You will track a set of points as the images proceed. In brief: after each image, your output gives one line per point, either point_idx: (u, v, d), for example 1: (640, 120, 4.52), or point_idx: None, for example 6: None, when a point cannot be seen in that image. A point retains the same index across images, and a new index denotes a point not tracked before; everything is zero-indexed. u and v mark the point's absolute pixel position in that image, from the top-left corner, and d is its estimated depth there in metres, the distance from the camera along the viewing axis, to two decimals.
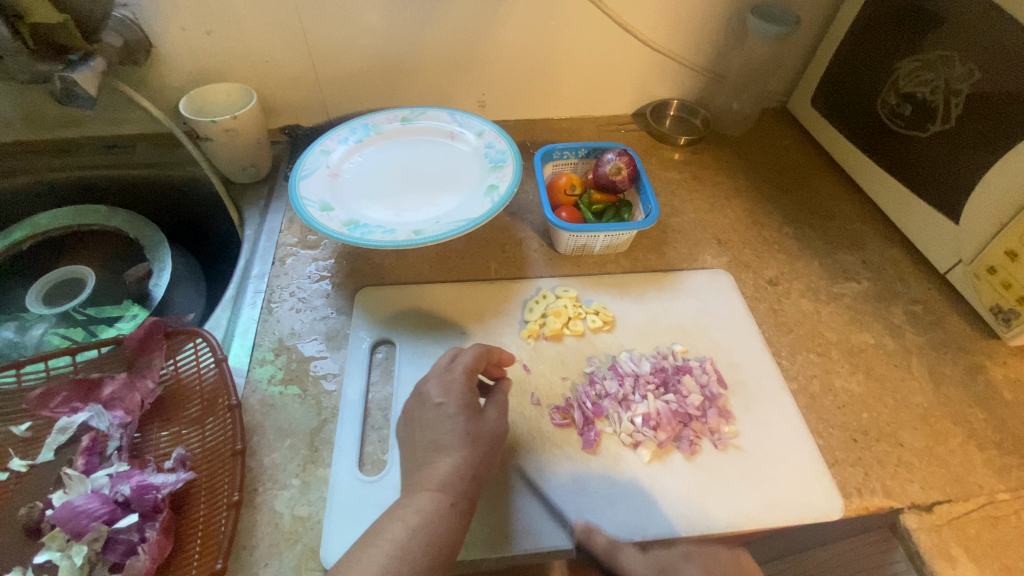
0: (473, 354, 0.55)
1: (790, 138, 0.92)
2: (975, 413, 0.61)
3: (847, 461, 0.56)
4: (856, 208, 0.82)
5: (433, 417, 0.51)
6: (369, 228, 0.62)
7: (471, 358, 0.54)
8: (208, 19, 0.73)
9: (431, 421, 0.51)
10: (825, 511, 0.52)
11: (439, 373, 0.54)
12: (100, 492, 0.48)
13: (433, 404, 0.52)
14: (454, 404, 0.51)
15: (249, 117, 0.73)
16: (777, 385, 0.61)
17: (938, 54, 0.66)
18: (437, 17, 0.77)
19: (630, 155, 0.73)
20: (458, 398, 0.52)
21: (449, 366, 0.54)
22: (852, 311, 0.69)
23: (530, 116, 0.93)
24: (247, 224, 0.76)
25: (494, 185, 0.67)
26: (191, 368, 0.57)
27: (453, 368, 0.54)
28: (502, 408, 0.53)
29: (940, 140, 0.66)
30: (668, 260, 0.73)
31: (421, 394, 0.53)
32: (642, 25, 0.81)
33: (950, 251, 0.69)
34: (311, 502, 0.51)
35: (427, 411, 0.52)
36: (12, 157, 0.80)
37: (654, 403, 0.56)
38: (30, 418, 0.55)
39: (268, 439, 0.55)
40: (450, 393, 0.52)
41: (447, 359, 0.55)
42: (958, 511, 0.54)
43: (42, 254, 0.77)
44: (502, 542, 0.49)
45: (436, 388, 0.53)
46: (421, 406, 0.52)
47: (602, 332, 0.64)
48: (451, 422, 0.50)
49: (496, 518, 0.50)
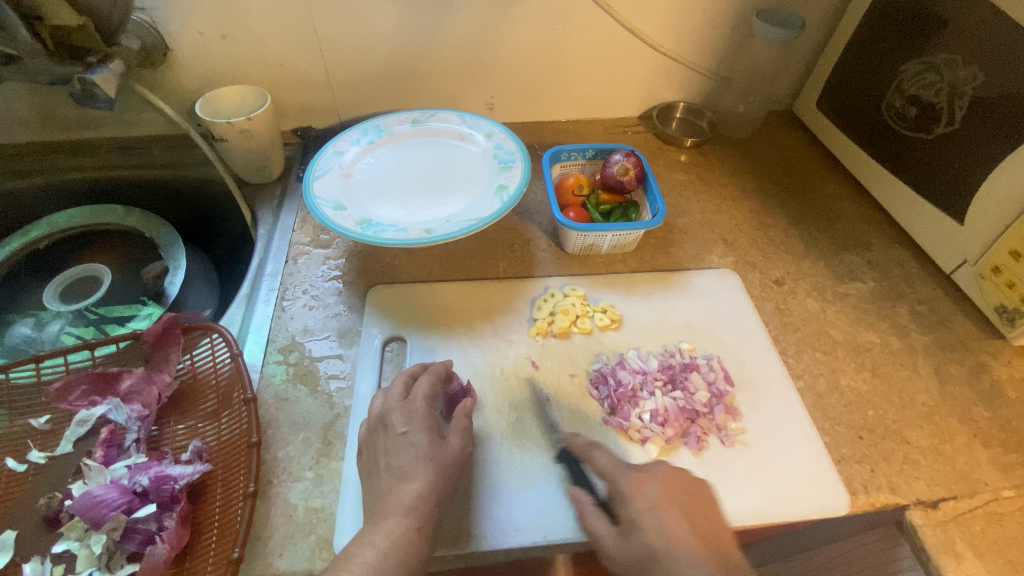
0: (427, 382, 0.55)
1: (795, 140, 0.93)
2: (981, 412, 0.61)
3: (853, 458, 0.57)
4: (862, 209, 0.82)
5: (394, 446, 0.50)
6: (381, 227, 0.63)
7: (427, 387, 0.54)
8: (223, 23, 0.74)
9: (395, 449, 0.50)
10: (832, 507, 0.53)
11: (398, 402, 0.53)
12: (119, 482, 0.49)
13: (397, 433, 0.51)
14: (418, 430, 0.51)
15: (263, 118, 0.74)
16: (784, 383, 0.61)
17: (942, 57, 0.66)
18: (447, 21, 0.78)
19: (637, 156, 0.74)
20: (421, 424, 0.52)
21: (407, 396, 0.54)
22: (857, 310, 0.70)
23: (538, 118, 0.94)
24: (260, 224, 0.78)
25: (504, 185, 0.68)
26: (208, 363, 0.58)
27: (413, 397, 0.53)
28: (464, 433, 0.53)
29: (945, 142, 0.67)
30: (675, 260, 0.74)
31: (384, 422, 0.52)
32: (650, 29, 0.83)
33: (955, 251, 0.70)
34: (325, 494, 0.52)
35: (391, 440, 0.51)
36: (29, 158, 0.81)
37: (662, 400, 0.57)
38: (49, 410, 0.56)
39: (283, 432, 0.56)
40: (411, 421, 0.52)
41: (404, 388, 0.55)
42: (963, 508, 0.54)
43: (59, 252, 0.79)
44: (473, 540, 0.49)
45: (399, 418, 0.52)
46: (386, 434, 0.51)
47: (610, 330, 0.65)
48: (414, 451, 0.50)
49: (460, 517, 0.51)
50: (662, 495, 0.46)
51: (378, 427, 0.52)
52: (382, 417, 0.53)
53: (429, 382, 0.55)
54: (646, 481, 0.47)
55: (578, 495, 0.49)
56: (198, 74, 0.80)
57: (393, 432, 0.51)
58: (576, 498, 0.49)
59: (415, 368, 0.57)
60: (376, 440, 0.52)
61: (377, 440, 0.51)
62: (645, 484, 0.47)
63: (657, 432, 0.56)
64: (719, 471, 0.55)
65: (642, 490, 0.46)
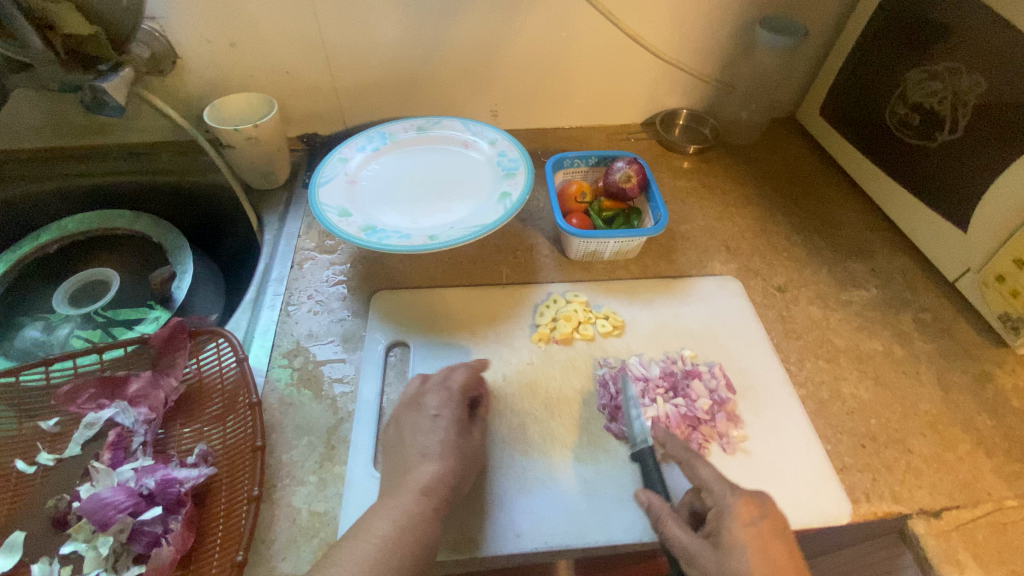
0: (464, 374, 0.57)
1: (799, 147, 0.93)
2: (985, 420, 0.61)
3: (855, 466, 0.57)
4: (865, 217, 0.82)
5: (421, 424, 0.53)
6: (386, 233, 0.64)
7: (463, 377, 0.57)
8: (231, 31, 0.75)
9: (419, 427, 0.53)
10: (833, 516, 0.53)
11: (434, 388, 0.56)
12: (126, 485, 0.49)
13: (428, 416, 0.54)
14: (449, 417, 0.54)
15: (270, 125, 0.75)
16: (786, 391, 0.61)
17: (945, 65, 0.67)
18: (452, 29, 0.79)
19: (640, 163, 0.74)
20: (451, 412, 0.54)
21: (443, 383, 0.56)
22: (860, 318, 0.70)
23: (542, 125, 0.95)
24: (266, 229, 0.78)
25: (507, 192, 0.69)
26: (213, 367, 0.59)
27: (448, 385, 0.56)
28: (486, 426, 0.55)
29: (948, 149, 0.67)
30: (678, 267, 0.74)
31: (417, 407, 0.55)
32: (653, 37, 0.83)
33: (959, 259, 0.70)
34: (328, 499, 0.53)
35: (421, 420, 0.53)
36: (40, 163, 0.83)
37: (663, 407, 0.57)
38: (58, 413, 0.57)
39: (287, 436, 0.56)
40: (443, 406, 0.54)
41: (438, 377, 0.57)
42: (966, 517, 0.54)
43: (69, 256, 0.80)
44: (473, 544, 0.50)
45: (434, 401, 0.55)
46: (416, 414, 0.54)
47: (612, 336, 0.65)
48: (434, 433, 0.52)
49: (462, 520, 0.51)
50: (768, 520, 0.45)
51: (406, 408, 0.55)
52: (416, 391, 0.56)
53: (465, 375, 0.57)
54: (753, 509, 0.46)
55: (656, 501, 0.49)
56: (206, 82, 0.81)
57: (423, 413, 0.54)
58: (652, 505, 0.49)
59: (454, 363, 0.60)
60: (401, 420, 0.54)
61: (402, 419, 0.54)
62: (753, 513, 0.46)
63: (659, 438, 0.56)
64: None
65: (751, 516, 0.45)
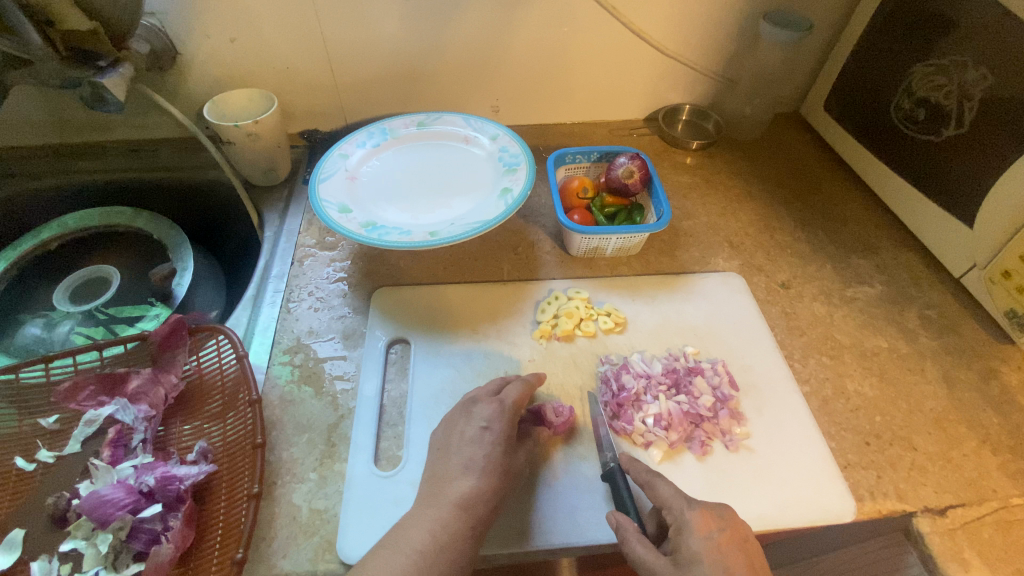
0: (517, 389, 0.56)
1: (803, 142, 0.93)
2: (991, 418, 0.60)
3: (860, 464, 0.56)
4: (870, 213, 0.82)
5: (470, 436, 0.53)
6: (386, 230, 0.64)
7: (518, 394, 0.55)
8: (231, 27, 0.75)
9: (469, 439, 0.53)
10: (837, 514, 0.53)
11: (486, 398, 0.55)
12: (126, 482, 0.49)
13: (478, 426, 0.53)
14: (498, 431, 0.53)
15: (270, 121, 0.75)
16: (790, 388, 0.61)
17: (951, 59, 0.66)
18: (452, 24, 0.78)
19: (642, 159, 0.74)
20: (503, 426, 0.53)
21: (496, 395, 0.56)
22: (864, 315, 0.69)
23: (543, 121, 0.94)
24: (267, 226, 0.78)
25: (508, 188, 0.68)
26: (213, 365, 0.58)
27: (501, 398, 0.55)
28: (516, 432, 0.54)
29: (955, 144, 0.66)
30: (680, 263, 0.74)
31: (467, 414, 0.55)
32: (656, 31, 0.83)
33: (965, 255, 0.69)
34: (328, 496, 0.52)
35: (469, 429, 0.54)
36: (41, 160, 0.83)
37: (666, 404, 0.57)
38: (58, 410, 0.56)
39: (287, 433, 0.56)
40: (495, 419, 0.54)
41: (494, 387, 0.57)
42: (972, 516, 0.54)
43: (69, 254, 0.80)
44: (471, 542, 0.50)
45: (484, 412, 0.54)
46: (464, 423, 0.54)
47: (614, 333, 0.65)
48: (481, 444, 0.52)
49: None
50: (726, 532, 0.46)
51: (459, 416, 0.55)
52: (470, 401, 0.56)
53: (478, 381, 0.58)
54: (712, 521, 0.47)
55: (623, 523, 0.48)
56: (206, 78, 0.80)
57: (474, 424, 0.54)
58: (619, 527, 0.48)
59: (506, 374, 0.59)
60: (451, 429, 0.54)
61: (452, 428, 0.54)
62: (711, 524, 0.47)
63: (661, 436, 0.56)
64: (723, 475, 0.54)
65: (709, 527, 0.46)
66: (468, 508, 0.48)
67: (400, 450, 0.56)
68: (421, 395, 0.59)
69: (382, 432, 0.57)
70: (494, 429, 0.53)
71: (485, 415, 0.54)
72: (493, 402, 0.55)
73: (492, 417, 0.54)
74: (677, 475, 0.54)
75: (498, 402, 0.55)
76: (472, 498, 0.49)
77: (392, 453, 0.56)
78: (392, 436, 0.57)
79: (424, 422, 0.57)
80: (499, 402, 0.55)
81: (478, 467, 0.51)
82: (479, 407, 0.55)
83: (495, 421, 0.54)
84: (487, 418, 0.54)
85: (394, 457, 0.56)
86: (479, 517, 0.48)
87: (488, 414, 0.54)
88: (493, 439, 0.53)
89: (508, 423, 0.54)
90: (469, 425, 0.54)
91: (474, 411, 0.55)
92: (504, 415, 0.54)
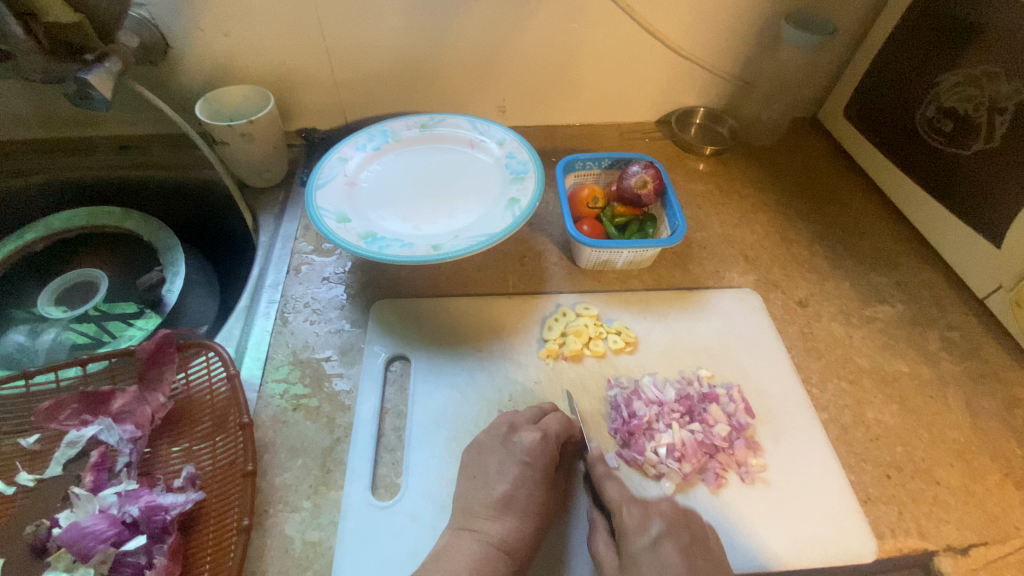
0: (559, 421, 0.54)
1: (821, 150, 0.89)
2: (1014, 449, 0.58)
3: (880, 499, 0.54)
4: (890, 227, 0.78)
5: (508, 468, 0.51)
6: (387, 241, 0.60)
7: (560, 425, 0.54)
8: (225, 20, 0.71)
9: (508, 473, 0.51)
10: (858, 554, 0.50)
11: (528, 428, 0.53)
12: (109, 512, 0.46)
13: (518, 461, 0.51)
14: (539, 466, 0.51)
15: (266, 120, 0.71)
16: (808, 415, 0.58)
17: (983, 69, 0.62)
18: (459, 21, 0.75)
19: (656, 168, 0.70)
20: (544, 461, 0.52)
21: (539, 428, 0.53)
22: (885, 336, 0.66)
23: (551, 122, 0.91)
24: (262, 230, 0.75)
25: (516, 197, 0.65)
26: (203, 382, 0.55)
27: (546, 433, 0.53)
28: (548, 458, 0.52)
29: (984, 159, 0.63)
30: (694, 277, 0.71)
31: (509, 442, 0.52)
32: (671, 31, 0.79)
33: (990, 275, 0.66)
34: (322, 527, 0.50)
35: (506, 459, 0.51)
36: (24, 157, 0.79)
37: (679, 433, 0.54)
38: (39, 429, 0.53)
39: (280, 458, 0.53)
40: (537, 454, 0.51)
41: (533, 419, 0.54)
42: (995, 555, 0.51)
43: (56, 255, 0.76)
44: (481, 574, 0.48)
45: (527, 444, 0.52)
46: (503, 456, 0.52)
47: (624, 353, 0.62)
48: (512, 481, 0.50)
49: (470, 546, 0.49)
50: (665, 529, 0.48)
51: (497, 445, 0.52)
52: (509, 427, 0.53)
53: (518, 417, 0.54)
54: (649, 518, 0.49)
55: (596, 519, 0.51)
56: (200, 73, 0.76)
57: (514, 457, 0.51)
58: (592, 522, 0.51)
59: (545, 404, 0.56)
60: (487, 461, 0.52)
61: (489, 457, 0.52)
62: (648, 522, 0.48)
63: (674, 468, 0.53)
64: (739, 511, 0.52)
65: (646, 525, 0.48)
66: (511, 550, 0.47)
67: (399, 478, 0.53)
68: (423, 417, 0.57)
69: (380, 458, 0.54)
70: (536, 466, 0.51)
71: (526, 448, 0.51)
72: (536, 431, 0.53)
73: (535, 451, 0.51)
74: (689, 509, 0.52)
75: (540, 432, 0.53)
76: (514, 540, 0.48)
77: (390, 481, 0.53)
78: (390, 462, 0.54)
79: (424, 447, 0.55)
80: (542, 433, 0.53)
81: (518, 505, 0.50)
82: (520, 437, 0.52)
83: (538, 456, 0.51)
84: (528, 452, 0.51)
85: (392, 486, 0.53)
86: (521, 558, 0.48)
87: (531, 448, 0.51)
88: (533, 476, 0.51)
89: (549, 459, 0.52)
90: (509, 458, 0.51)
91: (516, 441, 0.52)
92: (547, 449, 0.52)
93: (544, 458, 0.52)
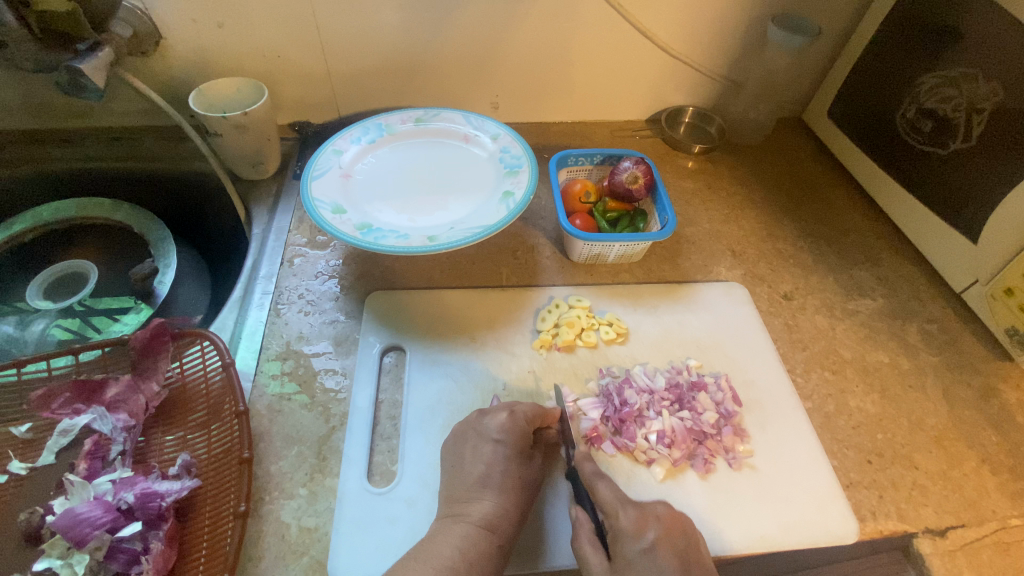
0: (530, 403, 0.55)
1: (805, 149, 0.92)
2: (990, 436, 0.60)
3: (861, 483, 0.56)
4: (872, 225, 0.81)
5: (481, 450, 0.51)
6: (383, 233, 0.61)
7: (530, 407, 0.54)
8: (219, 11, 0.71)
9: (481, 455, 0.51)
10: (840, 535, 0.52)
11: (503, 408, 0.54)
12: (103, 499, 0.46)
13: (490, 440, 0.52)
14: (511, 443, 0.51)
15: (260, 112, 0.71)
16: (793, 404, 0.60)
17: (960, 70, 0.65)
18: (453, 19, 0.76)
19: (647, 164, 0.71)
20: (515, 439, 0.52)
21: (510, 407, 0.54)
22: (866, 328, 0.69)
23: (543, 120, 0.92)
24: (255, 223, 0.75)
25: (510, 191, 0.66)
26: (198, 370, 0.56)
27: (515, 413, 0.53)
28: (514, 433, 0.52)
29: (961, 157, 0.65)
30: (683, 271, 0.72)
31: (478, 427, 0.53)
32: (661, 31, 0.80)
33: (966, 270, 0.68)
34: (318, 513, 0.50)
35: (481, 443, 0.52)
36: (11, 146, 0.78)
37: (669, 420, 0.55)
38: (30, 418, 0.53)
39: (275, 446, 0.54)
40: (508, 432, 0.52)
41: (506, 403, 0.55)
42: (972, 537, 0.53)
43: (43, 246, 0.75)
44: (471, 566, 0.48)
45: (495, 424, 0.52)
46: (476, 440, 0.52)
47: (615, 344, 0.63)
48: (494, 462, 0.50)
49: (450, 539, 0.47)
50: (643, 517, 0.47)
51: (470, 432, 0.53)
52: (480, 414, 0.54)
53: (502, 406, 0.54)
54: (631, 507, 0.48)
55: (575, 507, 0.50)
56: (193, 65, 0.76)
57: (485, 437, 0.52)
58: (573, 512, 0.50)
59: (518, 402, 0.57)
60: (462, 448, 0.52)
61: (463, 445, 0.52)
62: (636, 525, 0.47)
63: (664, 454, 0.54)
64: (726, 494, 0.53)
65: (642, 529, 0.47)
66: (496, 528, 0.48)
67: (394, 464, 0.54)
68: (417, 405, 0.57)
69: (375, 445, 0.55)
70: (506, 442, 0.51)
71: (495, 428, 0.52)
72: (504, 411, 0.53)
73: (504, 429, 0.52)
74: (678, 493, 0.53)
75: (509, 412, 0.53)
76: (497, 517, 0.48)
77: (386, 467, 0.54)
78: (385, 449, 0.55)
79: (419, 434, 0.56)
80: (510, 412, 0.53)
81: (495, 483, 0.49)
82: (489, 419, 0.53)
83: (508, 433, 0.52)
84: (498, 430, 0.52)
85: (388, 473, 0.54)
86: (508, 540, 0.48)
87: (500, 426, 0.52)
88: (505, 454, 0.51)
89: (519, 435, 0.52)
90: (481, 440, 0.52)
91: (485, 423, 0.53)
92: (516, 425, 0.52)
93: (514, 437, 0.52)
